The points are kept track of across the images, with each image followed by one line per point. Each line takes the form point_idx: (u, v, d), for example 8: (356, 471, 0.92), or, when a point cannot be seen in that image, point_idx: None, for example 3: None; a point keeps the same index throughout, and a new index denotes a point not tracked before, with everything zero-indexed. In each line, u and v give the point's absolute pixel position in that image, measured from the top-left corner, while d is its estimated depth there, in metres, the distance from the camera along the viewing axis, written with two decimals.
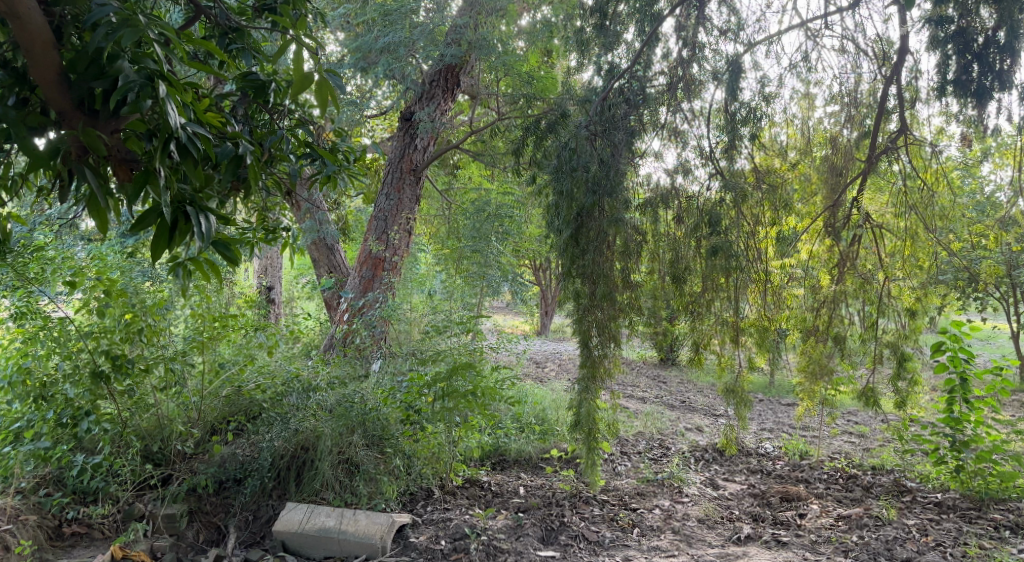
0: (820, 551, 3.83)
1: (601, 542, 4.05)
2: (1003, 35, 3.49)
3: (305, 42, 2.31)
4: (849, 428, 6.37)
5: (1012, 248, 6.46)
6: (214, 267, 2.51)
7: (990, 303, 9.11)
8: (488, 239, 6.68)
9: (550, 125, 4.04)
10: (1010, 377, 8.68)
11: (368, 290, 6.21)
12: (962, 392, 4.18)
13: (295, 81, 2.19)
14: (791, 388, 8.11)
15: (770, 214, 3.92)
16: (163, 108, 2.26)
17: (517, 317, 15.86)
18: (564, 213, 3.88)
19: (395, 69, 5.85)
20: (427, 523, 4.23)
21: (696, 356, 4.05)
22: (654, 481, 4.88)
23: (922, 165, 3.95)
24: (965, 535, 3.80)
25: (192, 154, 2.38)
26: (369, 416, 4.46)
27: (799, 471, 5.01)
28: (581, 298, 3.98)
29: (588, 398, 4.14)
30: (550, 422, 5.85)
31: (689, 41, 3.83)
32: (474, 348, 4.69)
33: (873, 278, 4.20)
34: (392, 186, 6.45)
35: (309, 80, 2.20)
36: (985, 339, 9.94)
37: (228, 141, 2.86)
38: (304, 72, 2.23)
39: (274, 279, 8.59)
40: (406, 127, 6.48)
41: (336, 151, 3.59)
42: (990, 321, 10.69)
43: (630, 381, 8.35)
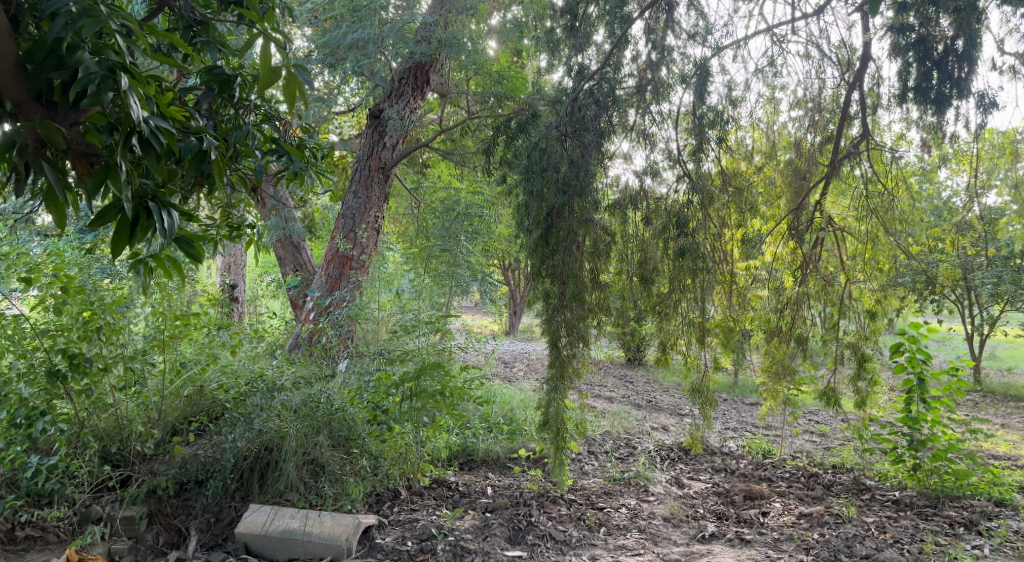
0: (782, 549, 3.90)
1: (568, 542, 4.07)
2: (962, 44, 3.63)
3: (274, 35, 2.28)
4: (810, 427, 6.44)
5: (968, 252, 6.62)
6: (176, 264, 2.52)
7: (945, 306, 9.29)
8: (457, 238, 6.58)
9: (521, 125, 3.92)
10: (964, 377, 8.87)
11: (335, 289, 6.11)
12: (919, 393, 4.25)
13: (262, 72, 2.17)
14: (754, 388, 8.18)
15: (736, 217, 3.99)
16: (125, 100, 2.23)
17: (486, 316, 15.74)
18: (533, 213, 3.78)
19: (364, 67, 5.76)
20: (394, 524, 4.20)
21: (662, 355, 4.13)
22: (622, 480, 4.89)
23: (883, 170, 4.01)
24: (922, 532, 3.92)
25: (155, 149, 2.36)
26: (335, 416, 4.38)
27: (763, 470, 5.03)
28: (550, 298, 3.86)
29: (557, 398, 4.01)
30: (518, 422, 5.78)
31: (658, 44, 3.88)
32: (442, 348, 4.65)
33: (835, 279, 4.18)
34: (359, 184, 6.34)
35: (276, 74, 2.21)
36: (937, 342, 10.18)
37: (191, 135, 2.82)
38: (271, 65, 2.21)
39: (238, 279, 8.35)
40: (374, 125, 6.41)
41: (301, 149, 3.65)
42: (945, 323, 10.93)
43: (597, 380, 8.37)
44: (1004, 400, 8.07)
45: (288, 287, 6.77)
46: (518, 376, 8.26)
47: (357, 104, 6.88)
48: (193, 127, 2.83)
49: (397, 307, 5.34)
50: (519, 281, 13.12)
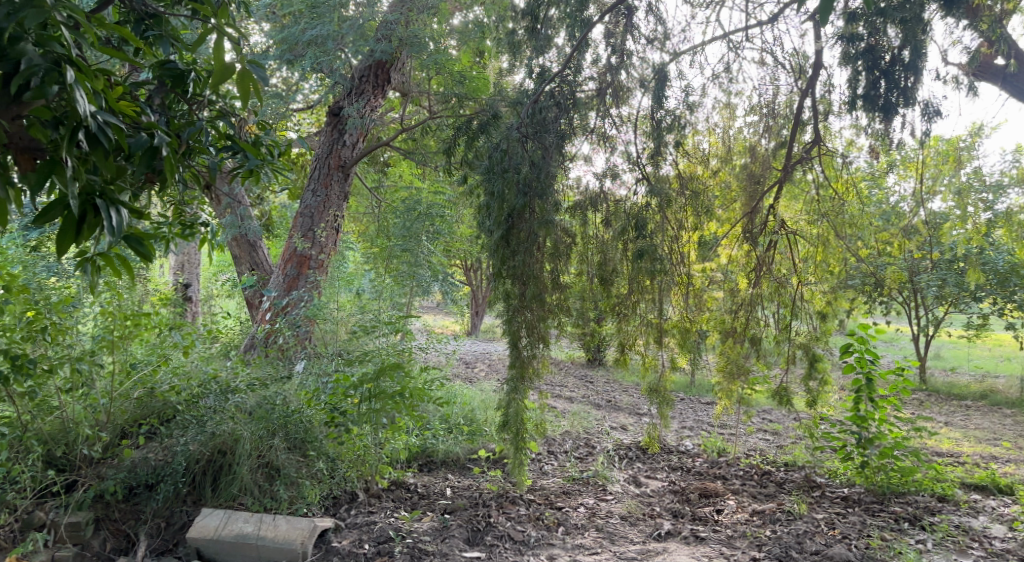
0: (735, 546, 3.98)
1: (527, 542, 4.08)
2: (908, 54, 3.76)
3: (227, 31, 2.33)
4: (763, 425, 6.57)
5: (915, 255, 6.84)
6: (126, 263, 2.45)
7: (894, 307, 9.56)
8: (418, 238, 6.41)
9: (482, 125, 3.98)
10: (911, 377, 9.14)
11: (294, 288, 5.96)
12: (868, 392, 4.37)
13: (216, 69, 2.19)
14: (710, 388, 8.29)
15: (692, 220, 4.06)
16: (71, 95, 2.16)
17: (445, 316, 15.65)
18: (494, 214, 3.77)
19: (323, 64, 5.67)
20: (351, 527, 4.15)
21: (622, 356, 4.21)
22: (581, 480, 4.92)
23: (833, 175, 4.11)
24: (869, 528, 4.04)
25: (103, 145, 2.32)
26: (291, 418, 4.33)
27: (718, 468, 5.11)
28: (510, 299, 3.87)
29: (517, 398, 4.01)
30: (479, 422, 5.73)
31: (618, 48, 3.91)
32: (403, 349, 4.62)
33: (788, 282, 4.30)
34: (319, 182, 6.26)
35: (229, 70, 2.23)
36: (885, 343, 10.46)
37: (142, 131, 2.78)
38: (225, 62, 2.24)
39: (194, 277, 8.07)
40: (333, 123, 6.35)
41: (257, 146, 3.59)
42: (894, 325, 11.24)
43: (558, 380, 8.41)
44: (948, 399, 8.34)
45: (244, 287, 6.65)
46: (477, 376, 8.24)
47: (314, 102, 6.77)
48: (144, 123, 2.76)
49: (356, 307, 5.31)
50: (481, 281, 13.08)
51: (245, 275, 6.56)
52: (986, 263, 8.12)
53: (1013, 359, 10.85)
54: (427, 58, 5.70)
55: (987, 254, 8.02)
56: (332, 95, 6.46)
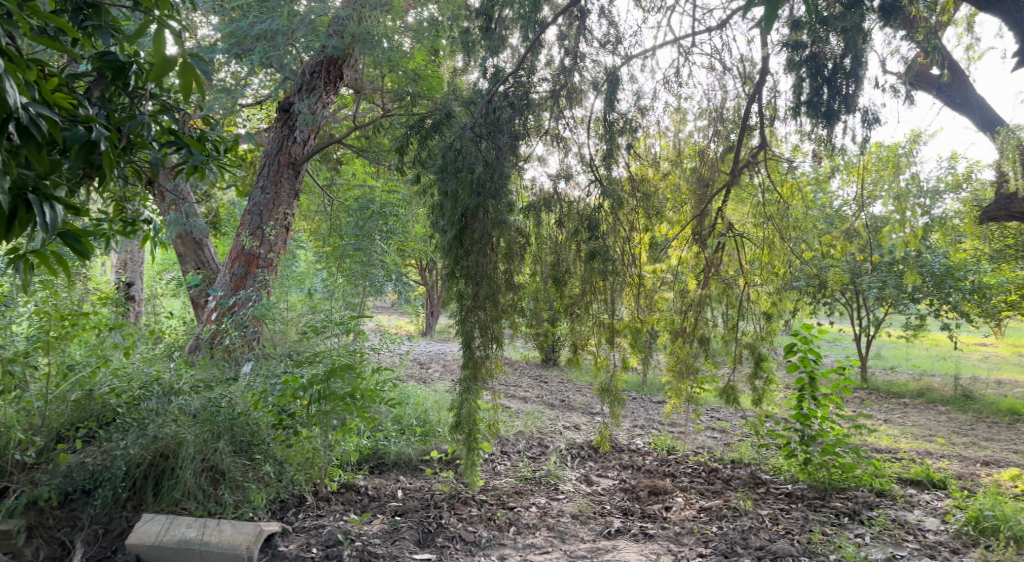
0: (683, 543, 4.05)
1: (478, 542, 4.08)
2: (849, 62, 3.86)
3: (170, 24, 2.37)
4: (712, 423, 6.69)
5: (856, 258, 7.06)
6: (61, 260, 2.42)
7: (837, 308, 9.82)
8: (372, 237, 6.41)
9: (435, 125, 3.92)
10: (852, 375, 9.41)
11: (241, 288, 5.84)
12: (811, 390, 4.50)
13: (155, 65, 2.23)
14: (661, 387, 8.39)
15: (643, 221, 4.13)
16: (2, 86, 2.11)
17: (397, 315, 15.49)
18: (448, 214, 3.76)
19: (273, 58, 5.57)
20: (298, 531, 4.08)
21: (574, 356, 4.26)
22: (533, 480, 4.92)
23: (779, 179, 4.22)
24: (811, 523, 4.16)
25: (36, 138, 2.27)
26: (237, 421, 4.23)
27: (667, 466, 5.18)
28: (464, 298, 3.85)
29: (470, 398, 3.98)
30: (432, 423, 5.67)
31: (571, 50, 3.95)
32: (355, 349, 4.55)
33: (735, 283, 4.40)
34: (268, 178, 6.12)
35: (171, 63, 2.28)
36: (828, 342, 10.75)
37: (80, 124, 2.68)
38: (166, 54, 2.29)
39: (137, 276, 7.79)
40: (284, 119, 6.19)
41: (203, 141, 3.47)
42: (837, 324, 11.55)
43: (512, 380, 8.40)
44: (887, 397, 8.63)
45: (189, 286, 6.47)
46: (432, 376, 8.20)
47: (264, 97, 6.62)
48: (81, 116, 2.68)
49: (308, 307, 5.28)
50: (434, 280, 12.97)
51: (191, 273, 6.37)
52: (923, 265, 8.41)
53: (948, 358, 11.29)
54: (380, 55, 5.66)
55: (925, 257, 8.32)
56: (283, 90, 6.31)
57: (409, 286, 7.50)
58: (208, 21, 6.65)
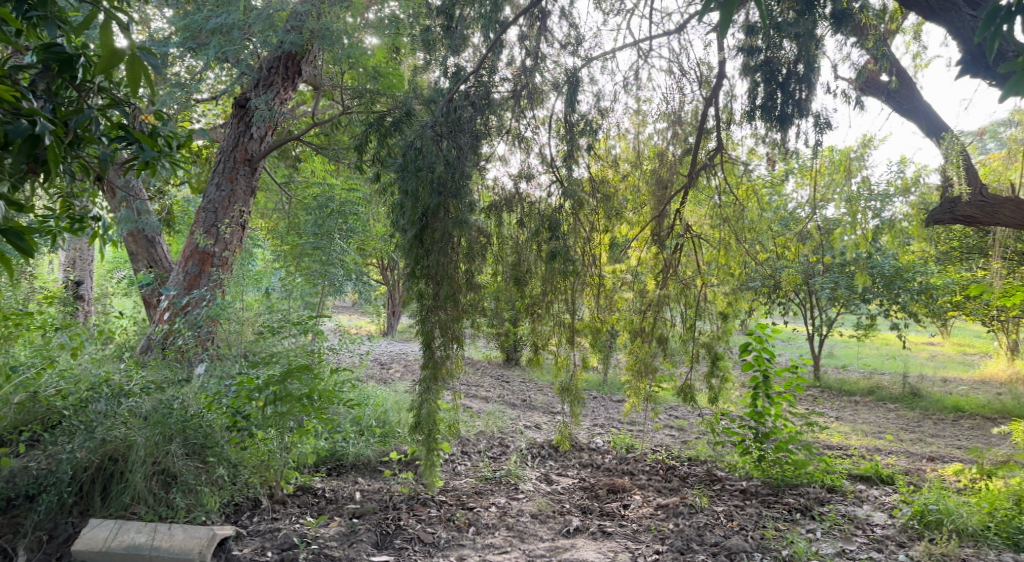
0: (640, 540, 4.09)
1: (436, 543, 4.06)
2: (802, 68, 3.96)
3: (117, 15, 2.42)
4: (670, 422, 6.76)
5: (809, 260, 7.23)
6: (5, 259, 2.32)
7: (791, 308, 10.02)
8: (331, 237, 6.37)
9: (396, 123, 3.87)
10: (806, 374, 9.61)
11: (194, 287, 5.71)
12: (764, 388, 4.60)
13: (103, 57, 2.32)
14: (621, 386, 8.45)
15: (604, 222, 4.18)
16: None
17: (356, 315, 15.33)
18: (408, 214, 3.73)
19: (228, 53, 5.47)
20: (253, 535, 4.01)
21: (535, 356, 4.27)
22: (492, 480, 4.91)
23: (736, 182, 4.29)
24: (764, 519, 4.24)
25: None
26: (190, 424, 4.14)
27: (626, 464, 5.23)
28: (424, 298, 3.82)
29: (430, 399, 3.95)
30: (392, 424, 5.60)
31: (532, 50, 3.99)
32: (313, 350, 4.48)
33: (693, 283, 4.43)
34: (223, 175, 5.99)
35: (118, 56, 2.36)
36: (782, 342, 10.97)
37: (23, 117, 2.62)
38: (113, 47, 2.37)
39: (84, 274, 7.55)
40: (240, 114, 6.05)
41: (154, 136, 3.37)
42: (791, 324, 11.79)
43: (473, 380, 8.36)
44: (838, 395, 8.84)
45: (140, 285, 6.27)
46: (392, 376, 8.14)
47: (219, 92, 6.49)
48: (23, 108, 2.61)
49: (265, 307, 5.26)
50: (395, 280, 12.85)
51: (142, 272, 6.19)
52: (874, 266, 8.63)
53: (896, 357, 11.62)
54: (340, 52, 5.61)
55: (875, 259, 8.54)
56: (240, 86, 6.20)
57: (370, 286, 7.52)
58: (161, 14, 6.50)
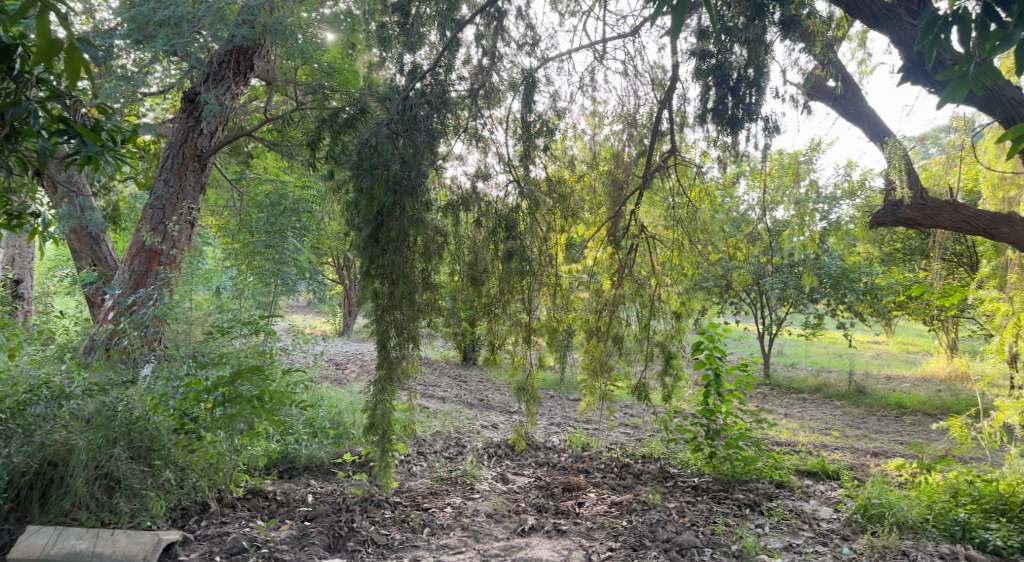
0: (594, 537, 4.12)
1: (390, 545, 4.02)
2: (752, 73, 4.03)
3: (55, 4, 2.38)
4: (625, 420, 6.82)
5: (760, 260, 7.38)
6: None
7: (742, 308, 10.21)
8: (285, 235, 6.26)
9: (350, 119, 3.85)
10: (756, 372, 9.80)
11: (140, 286, 5.53)
12: (716, 386, 4.68)
13: (41, 47, 2.29)
14: (577, 385, 8.49)
15: (560, 222, 4.22)
16: None
17: (310, 315, 15.10)
18: (362, 212, 3.68)
19: (177, 46, 5.33)
20: (200, 539, 3.91)
21: (491, 355, 4.25)
22: (448, 480, 4.88)
23: (688, 184, 4.39)
24: (714, 514, 4.31)
25: None
26: (135, 426, 4.06)
27: (581, 463, 5.25)
28: (379, 298, 3.78)
29: (385, 399, 3.91)
30: (346, 426, 5.50)
31: (489, 50, 3.99)
32: (265, 350, 4.41)
33: (647, 283, 4.47)
34: (171, 171, 5.82)
35: (57, 46, 2.33)
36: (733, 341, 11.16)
37: None
38: (51, 37, 2.34)
39: (23, 272, 7.29)
40: (189, 109, 5.92)
41: (97, 130, 3.25)
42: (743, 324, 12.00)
43: (430, 381, 8.30)
44: (787, 393, 9.04)
45: (83, 284, 6.05)
46: (345, 376, 8.03)
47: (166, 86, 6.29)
48: None
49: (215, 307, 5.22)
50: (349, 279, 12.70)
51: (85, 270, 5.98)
52: (821, 267, 8.85)
53: (843, 356, 11.93)
54: (293, 47, 5.53)
55: (823, 259, 8.76)
56: (190, 80, 6.06)
57: (324, 285, 7.59)
58: (104, 4, 6.31)
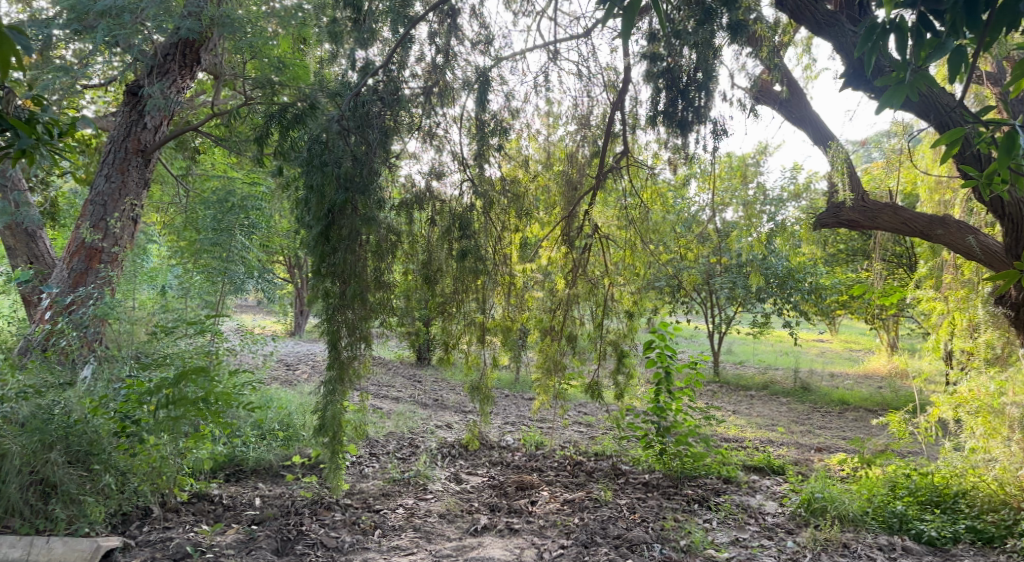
0: (547, 536, 4.13)
1: (341, 547, 3.97)
2: (701, 76, 4.06)
3: None
4: (579, 418, 6.86)
5: (710, 260, 7.51)
6: None
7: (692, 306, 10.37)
8: (230, 232, 5.90)
9: (298, 116, 3.77)
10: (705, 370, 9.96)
11: (80, 285, 5.34)
12: (666, 385, 4.76)
13: None
14: (531, 384, 8.50)
15: (514, 221, 4.26)
16: None
17: (259, 314, 14.82)
18: (313, 210, 3.61)
19: (118, 38, 5.14)
20: (142, 545, 3.80)
21: (445, 355, 4.27)
22: (401, 481, 4.83)
23: (641, 184, 4.51)
24: (664, 510, 4.37)
25: None
26: (74, 429, 3.91)
27: (535, 461, 5.26)
28: (329, 298, 3.72)
29: (335, 400, 3.85)
30: (296, 427, 5.41)
31: (443, 48, 3.96)
32: (211, 350, 4.30)
33: (600, 283, 4.51)
34: (113, 166, 5.65)
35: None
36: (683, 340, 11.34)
37: None
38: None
39: None
40: (132, 102, 5.72)
41: (33, 123, 3.13)
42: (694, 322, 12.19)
43: (383, 380, 8.21)
44: (735, 390, 9.23)
45: (18, 283, 5.82)
46: (295, 377, 7.90)
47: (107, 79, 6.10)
48: None
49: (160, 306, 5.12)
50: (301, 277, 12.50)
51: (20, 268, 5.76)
52: (768, 267, 9.05)
53: (789, 353, 12.22)
54: (241, 41, 5.41)
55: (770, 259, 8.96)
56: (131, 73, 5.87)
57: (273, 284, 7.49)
58: None
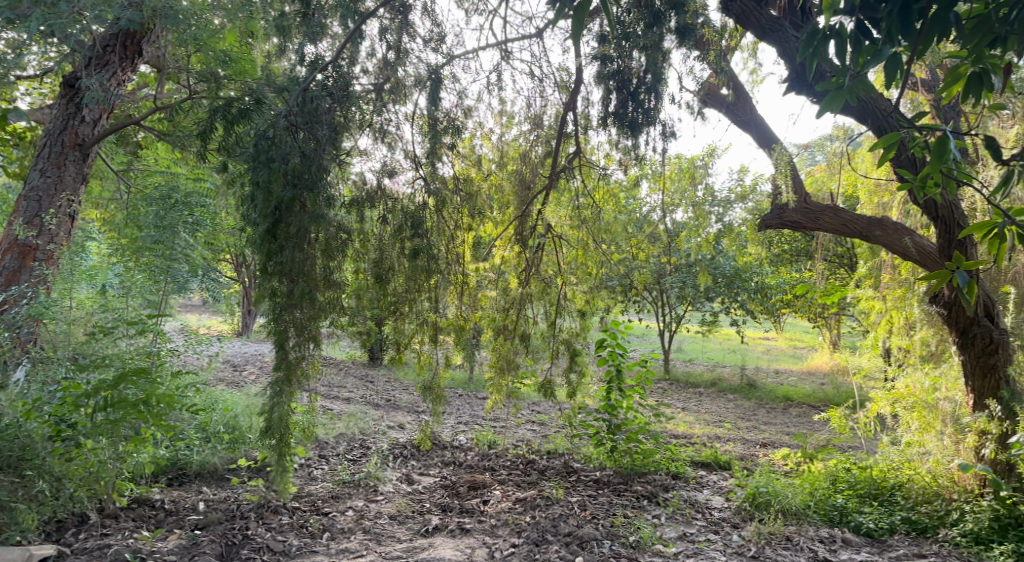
0: (498, 535, 4.13)
1: (288, 551, 3.89)
2: (649, 79, 4.11)
3: None
4: (532, 417, 6.88)
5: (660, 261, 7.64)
6: None
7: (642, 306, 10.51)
8: (174, 230, 5.76)
9: (244, 110, 3.64)
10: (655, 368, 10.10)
11: (13, 284, 5.12)
12: (617, 383, 4.87)
13: None
14: (484, 384, 8.49)
15: (467, 220, 4.24)
16: None
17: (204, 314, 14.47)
18: (259, 207, 3.53)
19: (53, 27, 4.95)
20: (78, 554, 3.66)
21: (396, 355, 4.25)
22: (351, 483, 4.75)
23: (593, 184, 4.49)
24: (614, 507, 4.41)
25: None
26: (7, 433, 3.75)
27: (487, 461, 5.25)
28: (277, 296, 3.64)
29: (282, 402, 3.76)
30: (242, 429, 5.30)
31: (394, 44, 3.92)
32: (152, 351, 4.17)
33: (553, 282, 4.55)
34: (48, 160, 5.45)
35: None
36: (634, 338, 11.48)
37: None
38: None
39: None
40: (69, 95, 5.55)
41: None
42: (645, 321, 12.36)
43: (333, 381, 8.10)
44: (684, 387, 9.37)
45: None
46: (242, 378, 7.74)
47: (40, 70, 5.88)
48: None
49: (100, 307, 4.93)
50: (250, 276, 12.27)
51: None
52: (715, 267, 9.24)
53: (736, 351, 12.47)
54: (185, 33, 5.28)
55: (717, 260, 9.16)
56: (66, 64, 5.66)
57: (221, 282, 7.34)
58: None
